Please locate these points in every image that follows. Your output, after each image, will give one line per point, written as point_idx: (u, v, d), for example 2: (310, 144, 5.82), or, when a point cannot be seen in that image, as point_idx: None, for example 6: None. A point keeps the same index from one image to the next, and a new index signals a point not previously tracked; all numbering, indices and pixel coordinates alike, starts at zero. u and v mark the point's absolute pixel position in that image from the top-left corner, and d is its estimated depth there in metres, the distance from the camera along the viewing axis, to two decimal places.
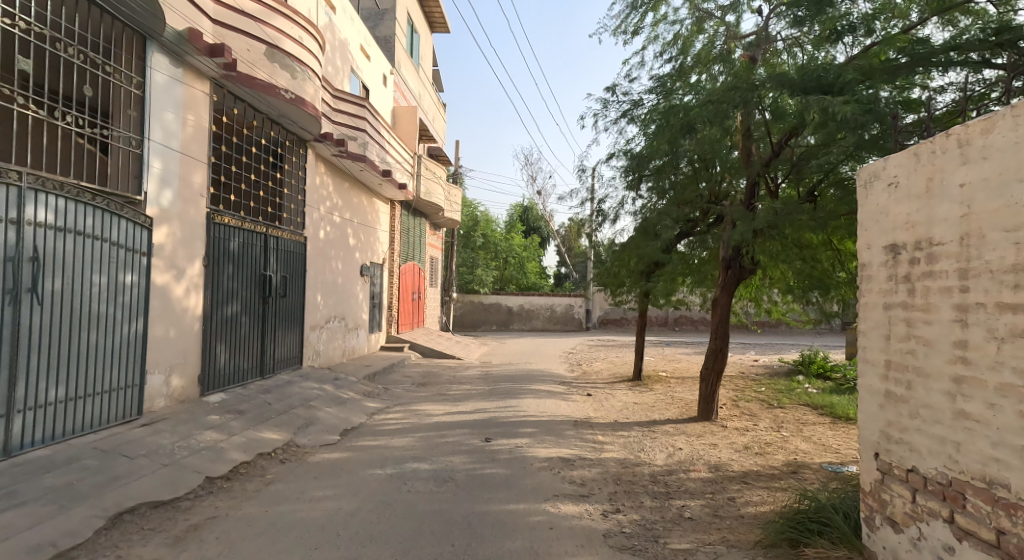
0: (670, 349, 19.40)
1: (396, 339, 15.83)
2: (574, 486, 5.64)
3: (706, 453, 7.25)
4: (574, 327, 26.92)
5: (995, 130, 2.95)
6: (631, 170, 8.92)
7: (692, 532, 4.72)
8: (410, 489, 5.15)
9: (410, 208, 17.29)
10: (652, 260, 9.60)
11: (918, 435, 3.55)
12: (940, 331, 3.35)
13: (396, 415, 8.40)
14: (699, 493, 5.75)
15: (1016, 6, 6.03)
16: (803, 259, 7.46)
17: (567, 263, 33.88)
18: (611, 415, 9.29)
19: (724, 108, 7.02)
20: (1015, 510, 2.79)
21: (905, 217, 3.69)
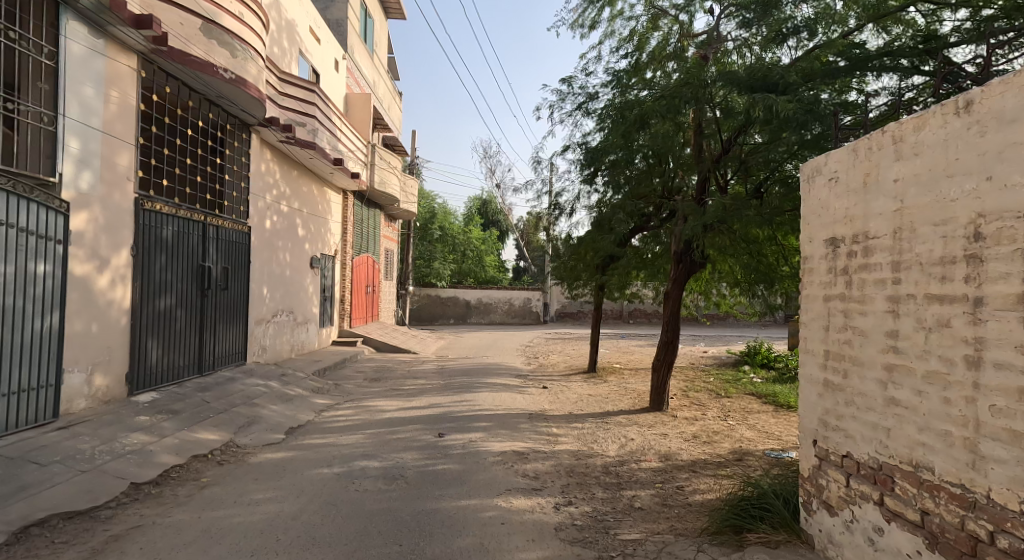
0: (625, 342, 19.79)
1: (350, 333, 15.57)
2: (527, 480, 5.69)
3: (657, 443, 7.44)
4: (532, 320, 27.09)
5: (926, 127, 3.12)
6: (586, 165, 8.99)
7: (641, 522, 4.85)
8: (358, 488, 5.08)
9: (363, 199, 16.99)
10: (607, 254, 9.66)
11: (852, 421, 3.74)
12: (875, 322, 3.52)
13: (347, 411, 8.27)
14: (648, 483, 5.90)
15: (942, 16, 6.35)
16: (750, 253, 7.71)
17: (525, 257, 34.01)
18: (565, 407, 9.41)
19: (676, 104, 7.22)
20: (938, 491, 2.98)
21: (845, 212, 3.86)
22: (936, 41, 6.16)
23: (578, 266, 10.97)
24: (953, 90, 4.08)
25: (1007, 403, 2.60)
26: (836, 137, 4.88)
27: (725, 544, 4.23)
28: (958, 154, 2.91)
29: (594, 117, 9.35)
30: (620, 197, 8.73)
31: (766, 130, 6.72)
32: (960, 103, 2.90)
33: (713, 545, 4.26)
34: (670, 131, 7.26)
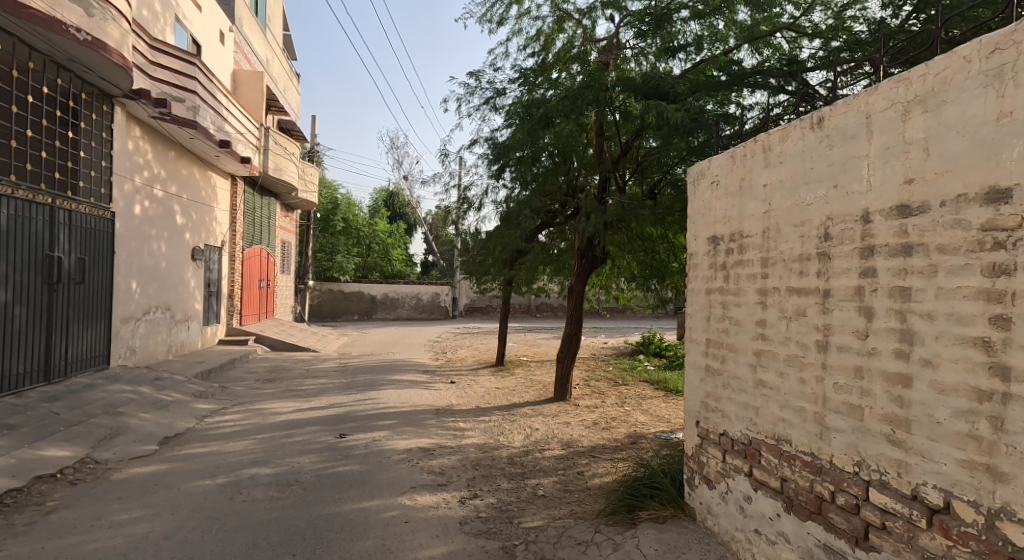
0: (531, 335, 20.36)
1: (241, 332, 14.78)
2: (432, 476, 5.78)
3: (560, 432, 7.77)
4: (440, 315, 26.99)
5: (788, 139, 3.53)
6: (494, 159, 9.13)
7: (544, 509, 5.10)
8: (245, 499, 4.92)
9: (256, 187, 16.15)
10: (515, 249, 9.75)
11: (729, 402, 4.14)
12: (748, 312, 3.93)
13: (235, 416, 7.92)
14: (551, 470, 6.18)
15: (801, 44, 7.32)
16: (644, 250, 8.27)
17: (434, 252, 33.81)
18: (473, 401, 9.57)
19: (579, 104, 7.55)
20: (794, 460, 3.40)
21: (724, 213, 4.27)
22: (798, 64, 6.91)
23: (487, 261, 10.96)
24: (806, 107, 4.62)
25: (845, 382, 2.99)
26: (716, 145, 5.39)
27: (620, 523, 4.56)
28: (814, 164, 3.30)
29: (501, 113, 9.52)
30: (528, 194, 8.94)
31: (658, 134, 7.24)
32: (815, 119, 3.30)
33: (609, 525, 4.57)
34: (573, 131, 7.67)
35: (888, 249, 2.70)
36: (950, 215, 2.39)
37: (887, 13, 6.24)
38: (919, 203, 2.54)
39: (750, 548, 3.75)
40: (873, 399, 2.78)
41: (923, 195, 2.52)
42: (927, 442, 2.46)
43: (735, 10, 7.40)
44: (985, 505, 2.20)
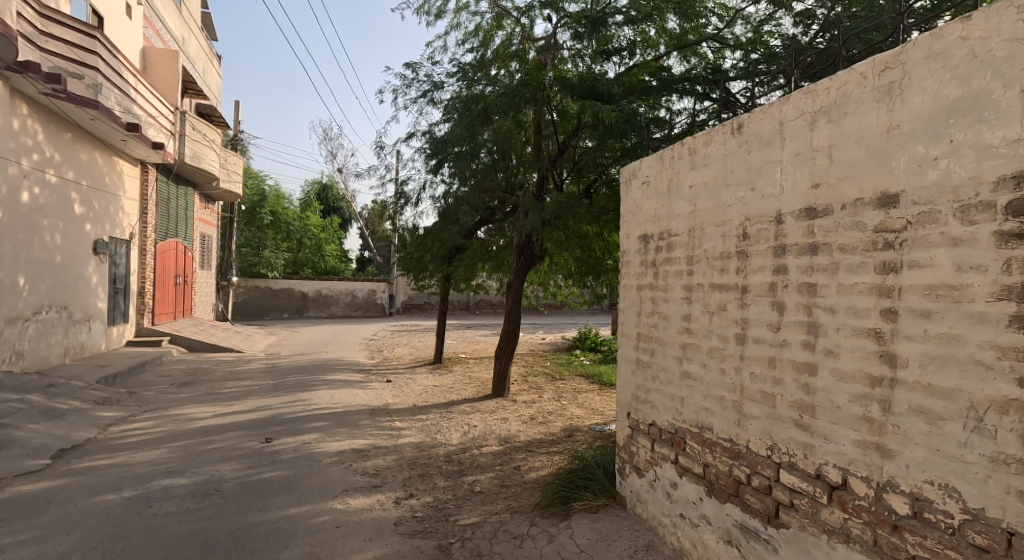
0: (470, 331, 20.37)
1: (153, 332, 13.97)
2: (366, 478, 5.71)
3: (498, 427, 7.87)
4: (376, 312, 26.49)
5: (712, 143, 3.73)
6: (432, 154, 9.08)
7: (480, 505, 5.17)
8: (156, 511, 4.66)
9: (171, 176, 15.27)
10: (452, 245, 9.81)
11: (658, 393, 4.31)
12: (676, 307, 4.11)
13: (146, 424, 7.46)
14: (488, 466, 6.26)
15: (724, 54, 7.74)
16: (581, 247, 8.32)
17: (370, 248, 33.18)
18: (409, 400, 9.51)
19: (517, 102, 7.57)
20: (715, 447, 3.60)
21: (654, 212, 4.45)
22: (721, 73, 7.28)
23: (425, 257, 10.90)
24: (727, 114, 4.90)
25: (760, 371, 3.19)
26: (646, 147, 5.62)
27: (554, 516, 4.68)
28: (734, 167, 3.51)
29: (439, 107, 9.44)
30: (467, 189, 8.63)
31: (594, 133, 7.42)
32: (735, 125, 3.51)
33: (544, 518, 4.69)
34: (511, 129, 7.71)
35: (799, 248, 2.90)
36: (849, 218, 2.58)
37: (799, 29, 6.67)
38: (824, 206, 2.75)
39: (675, 532, 3.92)
40: (785, 387, 2.97)
41: (828, 199, 2.73)
42: (829, 425, 2.66)
43: (665, 18, 7.69)
44: (876, 480, 2.39)
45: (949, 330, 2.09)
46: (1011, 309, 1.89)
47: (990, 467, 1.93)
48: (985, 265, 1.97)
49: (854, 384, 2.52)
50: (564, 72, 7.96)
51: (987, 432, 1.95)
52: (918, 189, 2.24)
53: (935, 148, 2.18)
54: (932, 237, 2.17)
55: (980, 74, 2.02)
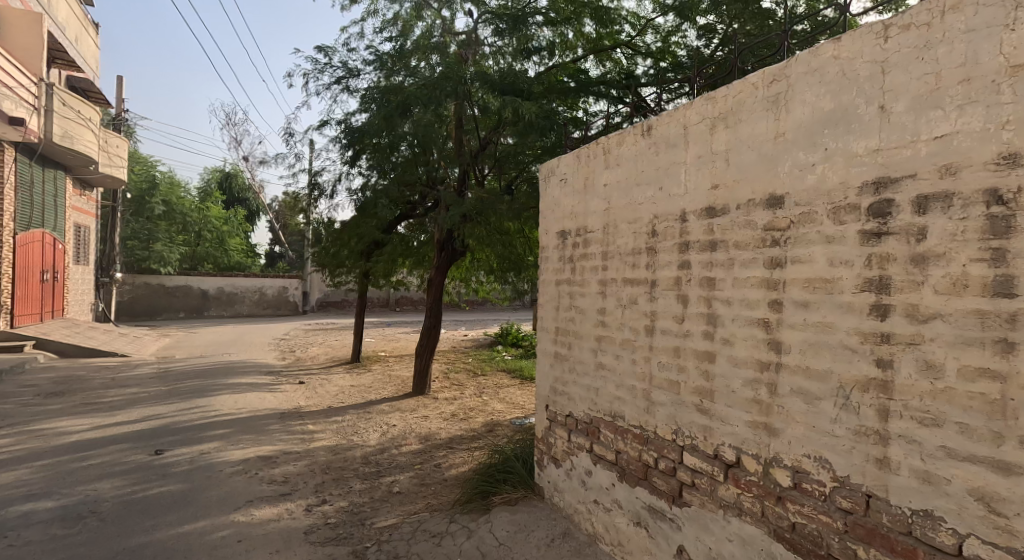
0: (391, 329, 20.03)
1: (18, 337, 12.65)
2: (273, 486, 5.52)
3: (418, 425, 7.83)
4: (288, 310, 25.36)
5: (624, 144, 3.90)
6: (348, 145, 8.70)
7: (399, 506, 5.14)
8: (18, 540, 4.21)
9: (34, 157, 13.77)
10: (370, 241, 9.50)
11: (573, 385, 4.45)
12: (591, 301, 4.25)
13: (8, 440, 6.71)
14: (407, 466, 6.23)
15: (636, 61, 8.13)
16: (503, 243, 8.23)
17: (283, 243, 31.77)
18: (324, 401, 9.26)
19: (437, 95, 7.60)
20: (627, 434, 3.75)
21: (571, 209, 4.59)
22: (633, 78, 7.59)
23: (341, 253, 10.27)
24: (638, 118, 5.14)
25: (666, 360, 3.38)
26: (564, 146, 5.77)
27: (474, 511, 4.74)
28: (644, 167, 3.68)
29: (354, 95, 9.14)
30: (386, 182, 8.42)
31: (514, 130, 7.47)
32: (645, 127, 3.69)
33: (463, 515, 4.73)
34: (432, 122, 7.49)
35: (701, 245, 3.10)
36: (743, 218, 2.80)
37: (702, 41, 7.07)
38: (722, 206, 2.96)
39: (589, 518, 4.08)
40: (687, 375, 3.17)
41: (725, 199, 2.94)
42: (726, 409, 2.87)
43: (582, 22, 7.93)
44: (764, 457, 2.62)
45: (823, 318, 2.32)
46: (872, 299, 2.12)
47: (855, 438, 2.17)
48: (851, 260, 2.22)
49: (746, 369, 2.74)
50: (485, 69, 8.04)
51: (852, 409, 2.19)
52: (800, 192, 2.47)
53: (813, 155, 2.41)
54: (810, 236, 2.40)
55: (848, 90, 2.26)
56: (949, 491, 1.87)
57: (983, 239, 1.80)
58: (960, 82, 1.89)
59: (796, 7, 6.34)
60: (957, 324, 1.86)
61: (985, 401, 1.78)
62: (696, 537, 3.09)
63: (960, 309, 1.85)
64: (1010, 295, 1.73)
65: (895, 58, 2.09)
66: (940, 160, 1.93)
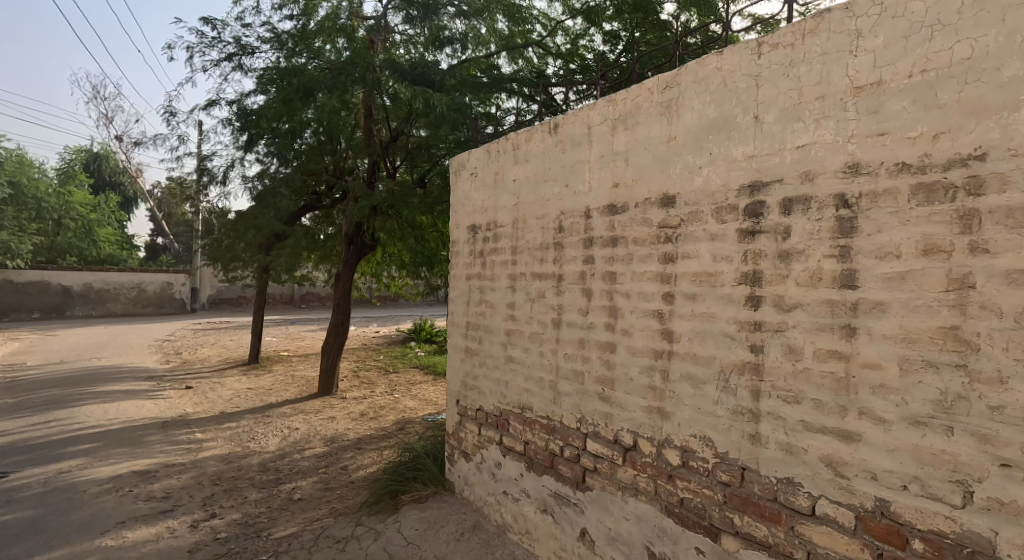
0: (294, 327, 19.14)
1: None
2: (151, 503, 5.17)
3: (324, 428, 7.60)
4: (175, 309, 22.84)
5: (532, 141, 3.98)
6: (243, 128, 7.89)
7: (299, 514, 4.99)
8: None
9: None
10: (270, 233, 8.38)
11: (480, 379, 4.51)
12: (499, 296, 4.31)
13: None
14: (311, 470, 6.06)
15: (547, 61, 8.34)
16: (415, 236, 8.30)
17: (166, 235, 29.35)
18: (216, 407, 8.74)
19: (343, 80, 7.32)
20: (535, 425, 3.84)
21: (482, 204, 4.62)
22: (544, 78, 7.76)
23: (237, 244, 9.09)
24: (548, 116, 5.28)
25: (571, 352, 3.50)
26: (475, 140, 5.80)
27: (381, 513, 4.70)
28: (551, 164, 3.78)
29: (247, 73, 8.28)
30: (289, 171, 7.95)
31: (425, 121, 7.38)
32: (551, 125, 3.79)
33: (370, 517, 4.69)
34: (337, 108, 7.35)
35: (603, 240, 3.25)
36: (640, 215, 2.97)
37: (607, 47, 7.37)
38: (621, 205, 3.11)
39: (497, 509, 4.17)
40: (590, 365, 3.32)
41: (624, 198, 3.10)
42: (624, 395, 3.04)
43: (495, 18, 7.97)
44: (657, 439, 2.81)
45: (707, 309, 2.53)
46: (747, 290, 2.34)
47: (733, 417, 2.39)
48: (731, 255, 2.43)
49: (642, 357, 2.92)
50: (395, 56, 7.88)
51: (730, 390, 2.40)
52: (689, 192, 2.66)
53: (700, 158, 2.61)
54: (697, 234, 2.60)
55: (729, 100, 2.47)
56: (806, 460, 2.12)
57: (834, 238, 2.04)
58: (816, 98, 2.12)
59: (691, 20, 6.78)
60: (814, 312, 2.09)
61: (834, 379, 2.03)
62: (597, 519, 3.24)
63: (816, 299, 2.08)
64: (853, 286, 1.98)
65: (767, 73, 2.31)
66: (801, 167, 2.16)
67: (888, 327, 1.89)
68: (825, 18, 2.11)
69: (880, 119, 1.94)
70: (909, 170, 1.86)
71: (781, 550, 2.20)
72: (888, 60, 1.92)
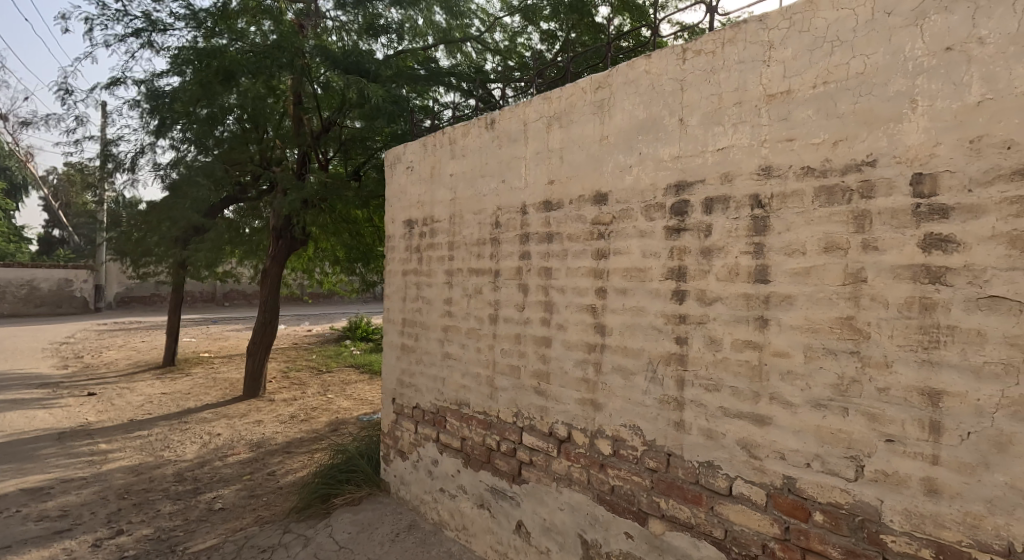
0: (215, 327, 18.24)
1: None
2: (44, 524, 4.82)
3: (249, 432, 7.33)
4: (75, 308, 20.84)
5: (469, 135, 3.99)
6: (152, 111, 7.24)
7: (221, 525, 4.82)
8: None
9: None
10: (187, 225, 7.88)
11: (417, 376, 4.49)
12: (436, 291, 4.31)
13: None
14: (235, 478, 5.84)
15: (485, 57, 8.37)
16: (349, 231, 8.18)
17: (65, 227, 27.08)
18: (123, 415, 8.24)
19: (267, 64, 7.02)
20: (472, 420, 3.85)
21: (418, 198, 4.59)
22: (482, 74, 7.77)
23: (149, 237, 8.57)
24: (486, 111, 5.30)
25: (507, 346, 3.54)
26: (412, 134, 5.73)
27: (312, 519, 4.62)
28: (487, 159, 3.80)
29: (156, 50, 7.54)
30: (209, 160, 7.41)
31: (361, 112, 7.28)
32: (488, 120, 3.81)
33: (299, 524, 4.60)
34: (262, 94, 7.07)
35: (539, 236, 3.30)
36: (574, 212, 3.05)
37: (544, 46, 7.46)
38: (556, 201, 3.18)
39: (434, 507, 4.17)
40: (526, 359, 3.37)
41: (559, 194, 3.16)
42: (559, 389, 3.12)
43: (432, 10, 7.91)
44: (590, 430, 2.90)
45: (637, 303, 2.63)
46: (673, 285, 2.46)
47: (660, 406, 2.51)
48: (659, 252, 2.54)
49: (577, 351, 3.00)
50: (327, 43, 7.64)
51: (658, 380, 2.52)
52: (620, 190, 2.76)
53: (630, 158, 2.71)
54: (627, 231, 2.71)
55: (657, 102, 2.58)
56: (724, 443, 2.25)
57: (749, 236, 2.18)
58: (734, 104, 2.25)
59: (624, 24, 6.98)
60: (731, 305, 2.23)
61: (750, 367, 2.17)
62: (532, 511, 3.31)
63: (734, 293, 2.22)
64: (765, 281, 2.12)
65: (691, 78, 2.43)
66: (721, 169, 2.29)
67: (796, 318, 2.03)
68: (743, 28, 2.24)
69: (789, 125, 2.08)
70: (813, 174, 2.01)
71: (702, 530, 2.33)
72: (796, 71, 2.07)
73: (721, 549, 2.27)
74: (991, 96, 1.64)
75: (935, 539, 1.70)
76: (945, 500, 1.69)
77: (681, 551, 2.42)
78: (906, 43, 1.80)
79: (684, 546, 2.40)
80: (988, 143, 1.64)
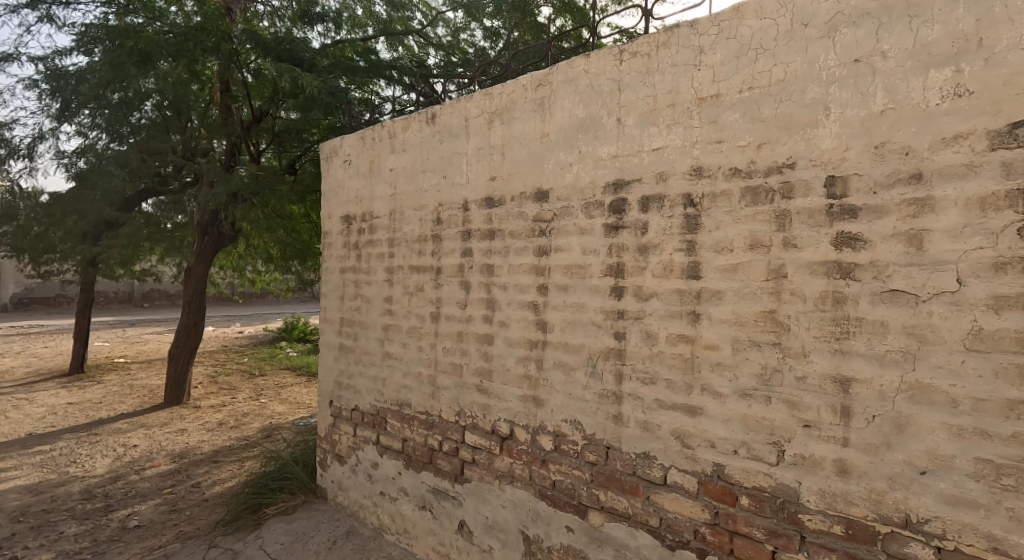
0: (133, 330, 17.23)
1: None
2: None
3: (171, 442, 7.01)
4: None
5: (409, 130, 3.95)
6: (53, 94, 6.49)
7: (137, 543, 4.59)
8: None
9: None
10: (99, 219, 7.38)
11: (356, 377, 4.40)
12: (376, 289, 4.25)
13: None
14: (154, 492, 5.57)
15: (427, 52, 8.29)
16: (283, 227, 7.85)
17: None
18: (22, 429, 7.68)
19: (190, 47, 6.76)
20: (413, 421, 3.82)
21: (356, 193, 4.51)
22: (424, 69, 7.69)
23: (53, 234, 7.86)
24: (427, 105, 5.25)
25: (449, 345, 3.53)
26: (349, 126, 5.59)
27: (242, 530, 4.48)
28: (428, 154, 3.77)
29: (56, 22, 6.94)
30: (125, 150, 6.76)
31: (294, 103, 7.22)
32: (428, 115, 3.78)
33: (226, 537, 4.45)
34: (185, 79, 6.85)
35: (481, 233, 3.31)
36: (515, 209, 3.08)
37: (487, 42, 7.47)
38: (498, 198, 3.20)
39: (373, 510, 4.12)
40: (468, 358, 3.37)
41: (501, 191, 3.18)
42: (501, 386, 3.14)
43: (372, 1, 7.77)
44: (531, 426, 2.94)
45: (577, 300, 2.69)
46: (612, 282, 2.52)
47: (599, 400, 2.57)
48: (598, 249, 2.60)
49: (518, 348, 3.03)
50: (259, 28, 7.36)
51: (597, 375, 2.58)
52: (561, 187, 2.81)
53: (570, 156, 2.76)
54: (568, 228, 2.76)
55: (595, 101, 2.64)
56: (659, 434, 2.33)
57: (683, 234, 2.26)
58: (668, 106, 2.33)
59: (565, 26, 7.09)
60: (666, 301, 2.31)
61: (683, 360, 2.25)
62: (474, 509, 3.32)
63: (669, 289, 2.30)
64: (697, 277, 2.21)
65: (627, 80, 2.50)
66: (656, 168, 2.37)
67: (725, 313, 2.13)
68: (675, 33, 2.33)
69: (717, 128, 2.18)
70: (740, 175, 2.11)
71: (638, 519, 2.41)
72: (724, 76, 2.16)
73: (656, 536, 2.35)
74: (892, 105, 1.77)
75: (846, 516, 1.83)
76: (855, 479, 1.82)
77: (619, 541, 2.49)
78: (820, 54, 1.93)
79: (622, 535, 2.48)
80: (890, 149, 1.77)
